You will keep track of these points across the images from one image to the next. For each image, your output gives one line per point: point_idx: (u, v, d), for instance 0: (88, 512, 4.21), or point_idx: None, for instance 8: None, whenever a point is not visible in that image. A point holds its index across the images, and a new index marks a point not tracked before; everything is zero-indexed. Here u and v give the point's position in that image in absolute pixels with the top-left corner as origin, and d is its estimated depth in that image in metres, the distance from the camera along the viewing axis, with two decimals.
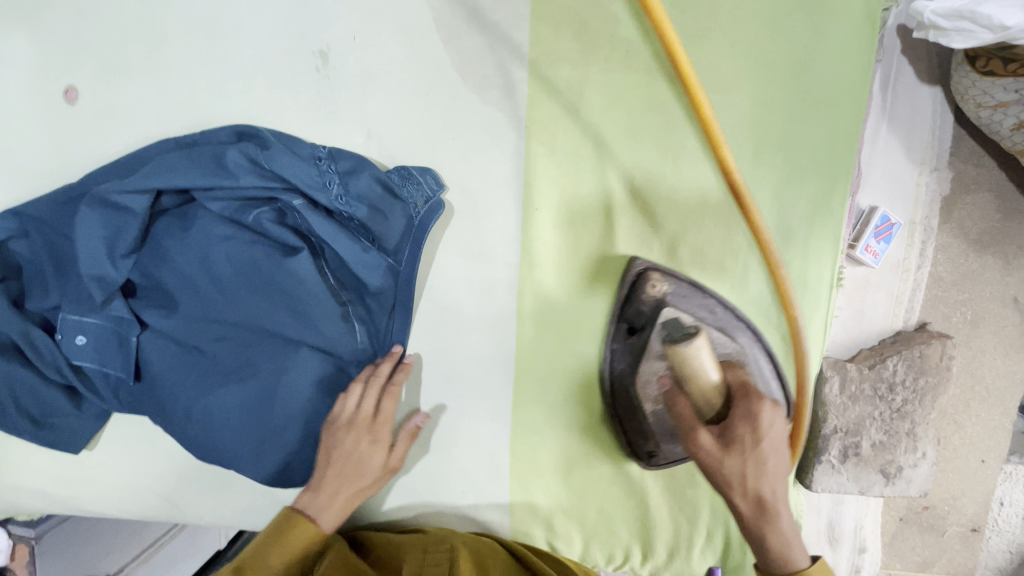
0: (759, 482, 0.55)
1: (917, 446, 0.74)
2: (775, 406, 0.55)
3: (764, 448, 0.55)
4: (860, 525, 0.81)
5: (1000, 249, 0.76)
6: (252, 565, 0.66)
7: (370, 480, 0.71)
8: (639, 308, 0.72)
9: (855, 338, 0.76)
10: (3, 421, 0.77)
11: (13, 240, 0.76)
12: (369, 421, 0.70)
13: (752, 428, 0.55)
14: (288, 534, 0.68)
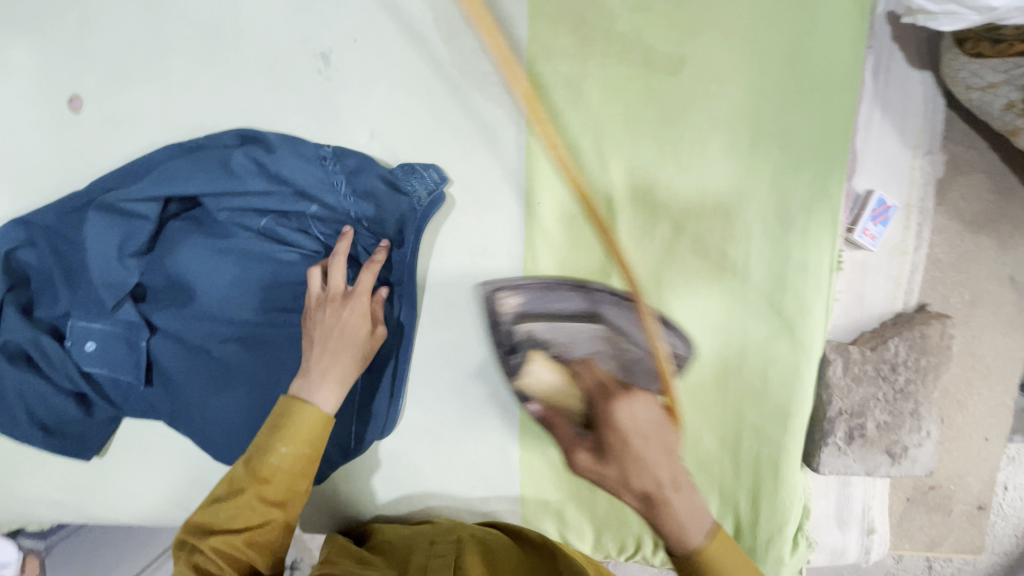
0: (647, 476, 0.58)
1: (921, 425, 0.75)
2: (626, 396, 0.63)
3: (632, 441, 0.60)
4: (867, 506, 0.81)
5: (994, 229, 0.77)
6: (261, 457, 0.63)
7: (358, 351, 0.68)
8: (501, 326, 0.75)
9: (857, 322, 0.78)
10: (12, 430, 0.77)
11: (20, 248, 0.77)
12: (344, 294, 0.69)
13: (616, 431, 0.61)
14: (291, 421, 0.64)
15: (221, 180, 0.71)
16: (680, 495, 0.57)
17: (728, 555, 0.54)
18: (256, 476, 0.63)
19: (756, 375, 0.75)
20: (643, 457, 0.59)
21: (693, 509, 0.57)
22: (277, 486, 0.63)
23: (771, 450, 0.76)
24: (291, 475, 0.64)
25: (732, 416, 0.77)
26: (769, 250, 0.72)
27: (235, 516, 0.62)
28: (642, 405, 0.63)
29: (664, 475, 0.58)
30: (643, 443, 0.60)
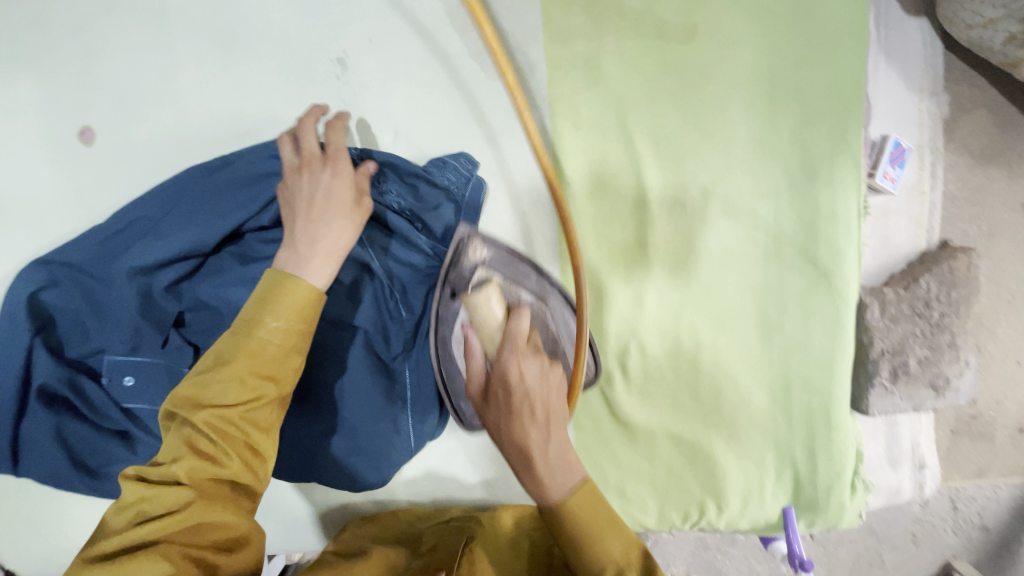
0: (518, 436, 0.57)
1: (959, 355, 0.78)
2: (529, 355, 0.59)
3: (516, 397, 0.58)
4: (916, 442, 0.83)
5: (1000, 160, 0.81)
6: (248, 329, 0.55)
7: (348, 221, 0.64)
8: (457, 272, 0.72)
9: (886, 264, 0.80)
10: (59, 475, 0.76)
11: (43, 290, 0.74)
12: (316, 157, 0.67)
13: (504, 383, 0.58)
14: (280, 295, 0.56)
15: (260, 196, 0.72)
16: (539, 460, 0.57)
17: (592, 508, 0.56)
18: (244, 351, 0.54)
19: (798, 326, 0.77)
20: (519, 410, 0.57)
21: (553, 474, 0.57)
22: (272, 360, 0.55)
23: (821, 398, 0.78)
24: (284, 351, 0.56)
25: (779, 369, 0.78)
26: (800, 201, 0.74)
27: (225, 389, 0.53)
28: (532, 370, 0.59)
29: (533, 430, 0.57)
30: (530, 400, 0.58)
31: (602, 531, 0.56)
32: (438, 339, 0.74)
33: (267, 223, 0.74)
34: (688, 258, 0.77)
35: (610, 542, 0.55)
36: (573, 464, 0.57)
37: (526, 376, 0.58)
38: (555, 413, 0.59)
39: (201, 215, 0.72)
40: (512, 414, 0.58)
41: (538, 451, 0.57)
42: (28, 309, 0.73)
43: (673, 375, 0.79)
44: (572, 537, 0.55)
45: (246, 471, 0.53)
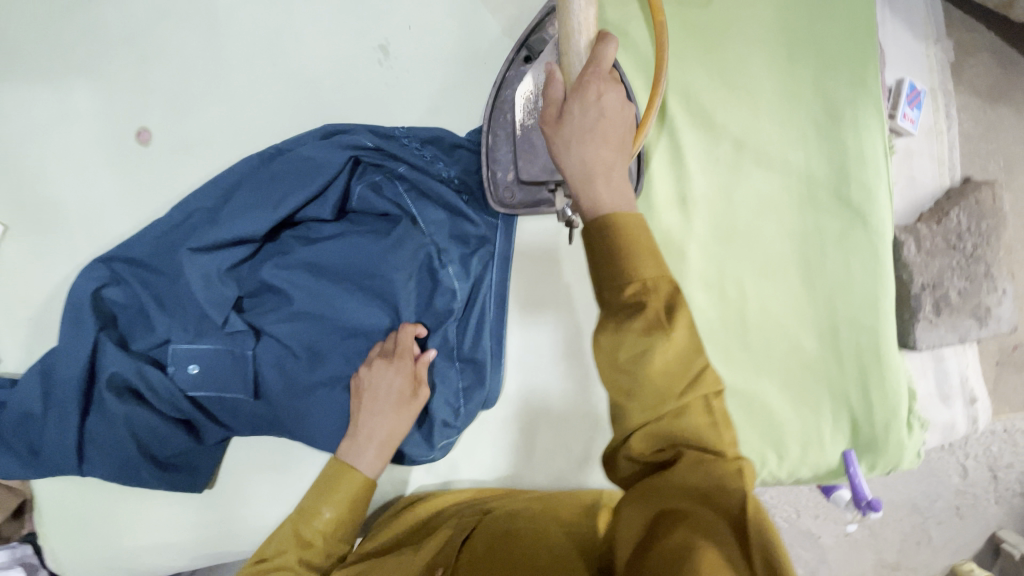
0: (581, 146, 0.53)
1: (996, 284, 0.81)
2: (612, 87, 0.55)
3: (591, 117, 0.54)
4: (964, 376, 0.84)
5: (999, 101, 0.87)
6: (306, 519, 0.68)
7: (404, 416, 0.73)
8: (540, 36, 0.74)
9: (915, 203, 0.83)
10: (127, 469, 0.76)
11: (106, 287, 0.76)
12: (391, 349, 0.74)
13: (582, 98, 0.54)
14: (337, 483, 0.70)
15: (315, 178, 0.73)
16: (599, 174, 0.52)
17: (641, 233, 0.49)
18: (300, 538, 0.67)
19: (840, 268, 0.79)
20: (590, 131, 0.53)
21: (611, 190, 0.52)
22: (320, 549, 0.67)
23: (869, 336, 0.79)
24: (331, 538, 0.69)
25: (825, 311, 0.80)
26: (828, 144, 0.79)
27: (279, 573, 0.64)
28: (611, 101, 0.55)
29: (601, 148, 0.53)
30: (603, 121, 0.54)
31: (642, 253, 0.48)
32: (498, 101, 0.75)
33: (324, 206, 0.75)
34: (725, 209, 0.80)
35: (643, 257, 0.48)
36: (628, 194, 0.52)
37: (605, 98, 0.54)
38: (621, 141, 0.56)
39: (261, 197, 0.73)
40: (583, 134, 0.53)
41: (602, 167, 0.53)
42: (94, 306, 0.75)
43: (721, 325, 0.81)
44: (610, 246, 0.49)
45: None
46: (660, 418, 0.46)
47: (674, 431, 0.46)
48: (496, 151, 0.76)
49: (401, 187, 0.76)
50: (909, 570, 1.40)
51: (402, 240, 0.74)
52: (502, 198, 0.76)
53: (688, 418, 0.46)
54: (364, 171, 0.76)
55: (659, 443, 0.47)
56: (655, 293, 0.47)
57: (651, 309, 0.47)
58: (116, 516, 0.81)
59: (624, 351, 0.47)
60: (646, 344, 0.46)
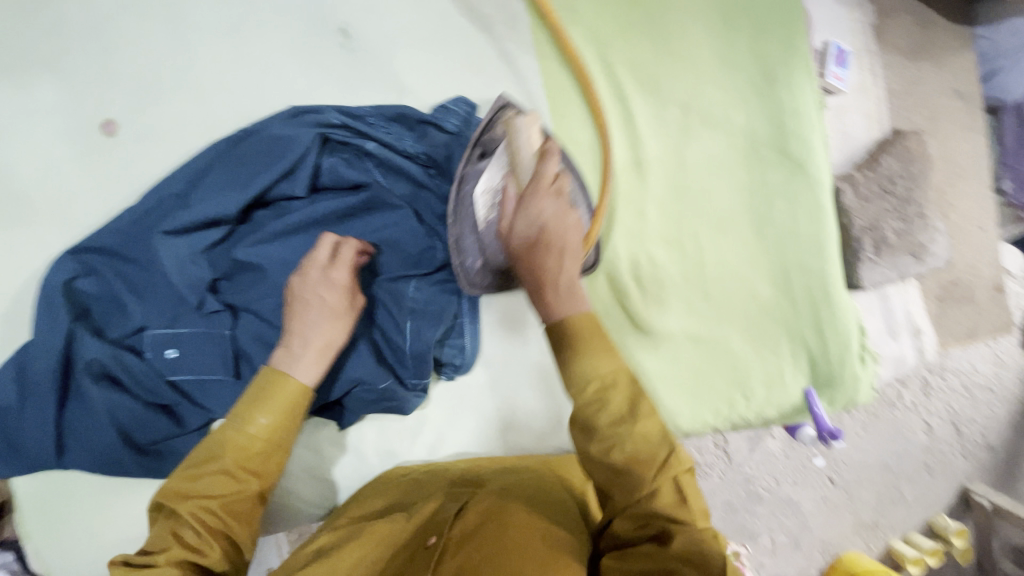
0: (532, 259, 0.61)
1: (929, 223, 0.88)
2: (550, 201, 0.64)
3: (536, 237, 0.62)
4: (909, 312, 0.91)
5: (918, 61, 0.95)
6: (238, 426, 0.59)
7: (341, 324, 0.69)
8: (491, 135, 0.76)
9: (850, 155, 0.90)
10: (109, 456, 0.76)
11: (78, 278, 0.77)
12: (329, 256, 0.70)
13: (526, 217, 0.63)
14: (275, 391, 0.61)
15: (284, 156, 0.75)
16: (551, 281, 0.59)
17: (594, 332, 0.55)
18: (232, 447, 0.58)
19: (788, 217, 0.85)
20: (536, 241, 0.62)
21: (563, 296, 0.58)
22: (257, 458, 0.59)
23: (818, 278, 0.85)
24: (271, 446, 0.60)
25: (777, 257, 0.86)
26: (767, 102, 0.85)
27: (214, 481, 0.57)
28: (552, 214, 0.63)
29: (547, 259, 0.61)
30: (547, 234, 0.62)
31: (596, 348, 0.54)
32: (460, 196, 0.76)
33: (293, 184, 0.77)
34: (679, 170, 0.85)
35: (598, 352, 0.53)
36: (581, 297, 0.58)
37: (544, 210, 0.63)
38: (568, 247, 0.62)
39: (231, 178, 0.75)
40: (535, 247, 0.62)
41: (554, 276, 0.60)
42: (65, 296, 0.75)
43: (683, 279, 0.86)
44: (567, 342, 0.55)
45: (245, 539, 0.58)
46: (637, 501, 0.50)
47: (650, 514, 0.50)
48: (463, 241, 0.76)
49: (369, 163, 0.79)
50: (888, 528, 1.46)
51: (376, 214, 0.79)
52: (476, 284, 0.79)
53: (661, 503, 0.50)
54: (335, 149, 0.79)
55: (640, 523, 0.50)
56: (614, 387, 0.52)
57: (614, 406, 0.52)
58: (98, 512, 0.81)
59: (597, 442, 0.51)
60: (616, 435, 0.51)
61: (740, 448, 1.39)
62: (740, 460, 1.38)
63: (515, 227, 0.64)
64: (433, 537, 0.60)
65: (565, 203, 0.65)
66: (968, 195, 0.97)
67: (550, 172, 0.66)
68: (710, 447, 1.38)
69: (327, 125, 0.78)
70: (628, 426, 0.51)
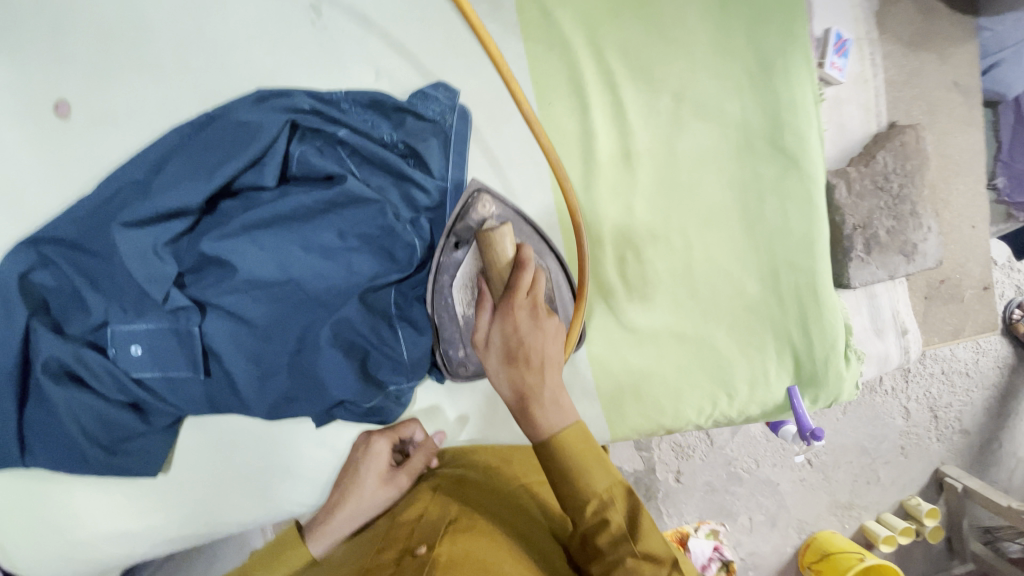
0: (513, 378, 0.63)
1: (922, 222, 0.86)
2: (525, 317, 0.65)
3: (515, 351, 0.63)
4: (896, 311, 0.90)
5: (918, 50, 0.92)
6: None
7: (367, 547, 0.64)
8: (465, 225, 0.76)
9: (845, 149, 0.87)
10: (73, 454, 0.74)
11: (35, 270, 0.73)
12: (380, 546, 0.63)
13: (505, 334, 0.64)
14: (273, 566, 0.59)
15: (252, 144, 0.72)
16: (535, 400, 0.61)
17: (580, 441, 0.58)
18: None
19: (779, 214, 0.83)
20: (516, 355, 0.63)
21: (546, 411, 0.60)
22: None
23: (807, 277, 0.83)
24: None
25: (766, 256, 0.84)
26: (762, 93, 0.81)
27: None
28: (528, 328, 0.64)
29: (527, 375, 0.62)
30: (525, 349, 0.63)
31: (592, 468, 0.57)
32: (437, 287, 0.77)
33: (263, 173, 0.74)
34: (669, 162, 0.82)
35: (596, 478, 0.57)
36: (564, 408, 0.61)
37: (520, 325, 0.64)
38: (548, 360, 0.63)
39: (195, 167, 0.72)
40: (513, 361, 0.63)
41: (537, 393, 0.61)
42: (22, 290, 0.72)
43: (669, 276, 0.84)
44: (561, 469, 0.58)
45: None
46: None
47: None
48: (445, 334, 0.80)
49: (344, 152, 0.77)
50: (862, 508, 1.49)
51: (350, 207, 0.75)
52: (462, 370, 0.83)
53: None
54: (308, 138, 0.77)
55: None
56: (612, 508, 0.56)
57: (614, 523, 0.55)
58: (65, 509, 0.79)
59: (597, 563, 0.56)
60: (616, 556, 0.54)
61: (721, 432, 1.40)
62: (722, 443, 1.40)
63: (494, 343, 0.65)
64: (421, 548, 0.58)
65: (542, 313, 0.66)
66: (961, 190, 0.95)
67: (525, 284, 0.67)
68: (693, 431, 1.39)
69: (298, 112, 0.75)
70: (631, 547, 0.54)
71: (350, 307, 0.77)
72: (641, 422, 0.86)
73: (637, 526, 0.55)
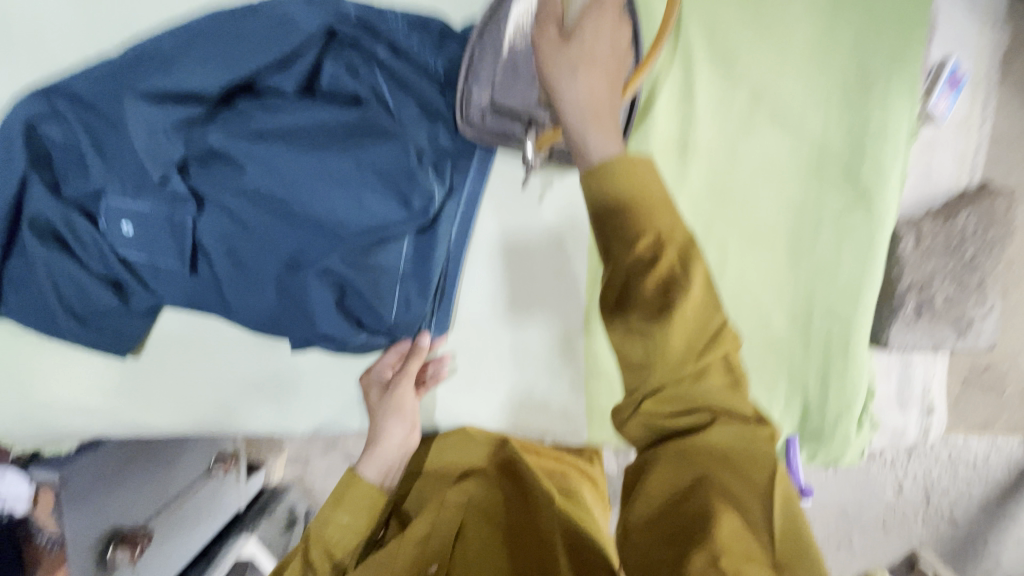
0: (585, 75, 0.52)
1: (986, 298, 0.76)
2: (618, 27, 0.53)
3: (593, 50, 0.52)
4: (927, 386, 0.81)
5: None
6: (323, 526, 0.74)
7: (399, 434, 0.80)
8: None
9: (924, 198, 0.78)
10: (44, 316, 0.71)
11: (42, 121, 0.69)
12: (406, 441, 0.81)
13: (591, 28, 0.53)
14: (346, 493, 0.75)
15: (285, 41, 0.68)
16: (597, 108, 0.52)
17: (651, 177, 0.50)
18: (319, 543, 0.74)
19: (830, 251, 0.75)
20: (592, 57, 0.52)
21: (608, 130, 0.52)
22: (337, 543, 0.74)
23: (842, 327, 0.76)
24: (342, 544, 0.74)
25: (804, 292, 0.76)
26: (848, 112, 0.72)
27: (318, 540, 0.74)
28: (616, 36, 0.53)
29: (600, 84, 0.52)
30: (606, 52, 0.53)
31: (655, 206, 0.50)
32: (492, 14, 0.68)
33: (287, 76, 0.70)
34: (726, 167, 0.74)
35: (660, 214, 0.50)
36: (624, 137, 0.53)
37: (611, 32, 0.53)
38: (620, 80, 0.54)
39: (221, 53, 0.67)
40: (589, 59, 0.52)
41: (604, 107, 0.52)
42: (26, 137, 0.68)
43: None
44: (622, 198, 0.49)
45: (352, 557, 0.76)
46: (681, 380, 0.50)
47: (694, 397, 0.50)
48: (478, 65, 0.70)
49: (381, 71, 0.72)
50: None
51: (374, 134, 0.71)
52: (473, 128, 0.72)
53: (707, 382, 0.50)
54: (346, 48, 0.72)
55: (677, 411, 0.51)
56: (669, 244, 0.49)
57: (665, 262, 0.49)
58: (26, 369, 0.78)
59: (637, 316, 0.50)
60: (666, 300, 0.49)
61: None
62: None
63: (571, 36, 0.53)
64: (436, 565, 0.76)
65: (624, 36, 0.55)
66: None
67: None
68: None
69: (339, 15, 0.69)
70: (681, 286, 0.49)
71: (351, 238, 0.73)
72: None
73: (688, 266, 0.50)
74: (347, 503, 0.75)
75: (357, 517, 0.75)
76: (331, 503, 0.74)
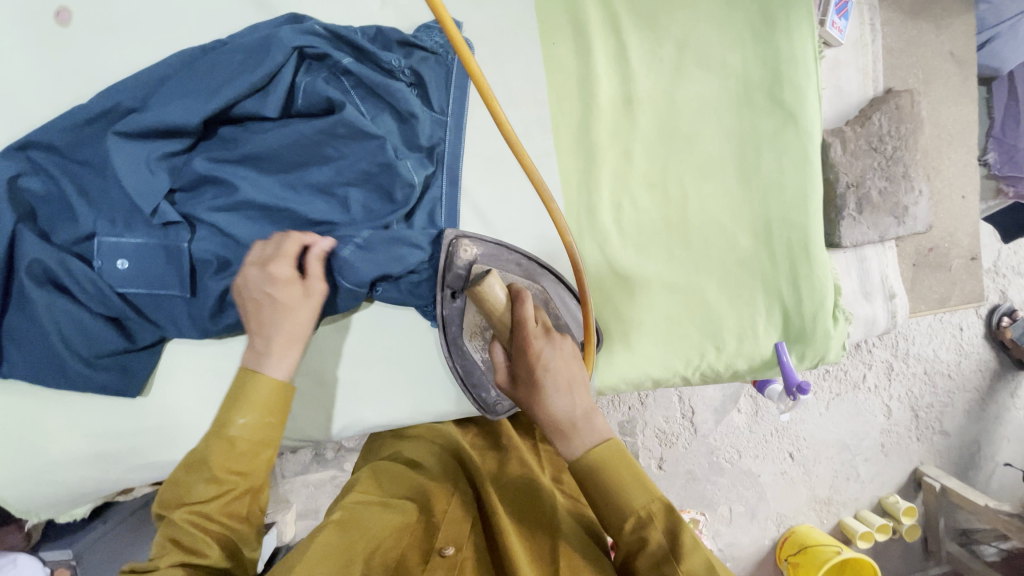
0: (542, 406, 0.66)
1: (913, 185, 0.87)
2: (539, 348, 0.66)
3: (537, 377, 0.66)
4: (885, 275, 0.90)
5: (915, 21, 0.96)
6: (219, 429, 0.62)
7: (303, 314, 0.70)
8: (454, 273, 0.76)
9: (843, 111, 0.89)
10: (50, 363, 0.72)
11: (23, 176, 0.71)
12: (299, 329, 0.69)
13: (525, 367, 0.66)
14: (250, 392, 0.64)
15: (256, 67, 0.71)
16: (571, 423, 0.65)
17: (623, 469, 0.62)
18: (218, 452, 0.61)
19: (775, 170, 0.83)
20: (546, 387, 0.65)
21: (581, 433, 0.65)
22: (241, 456, 0.62)
23: (800, 233, 0.84)
24: (253, 445, 0.63)
25: (760, 210, 0.84)
26: (764, 46, 0.82)
27: (202, 486, 0.60)
28: (547, 353, 0.67)
29: (559, 402, 0.65)
30: (547, 375, 0.66)
31: (627, 489, 0.61)
32: (450, 341, 0.80)
33: (264, 101, 0.73)
34: (670, 112, 0.83)
35: (633, 495, 0.61)
36: (598, 425, 0.65)
37: (541, 358, 0.66)
38: (575, 380, 0.67)
39: (196, 86, 0.71)
40: (535, 390, 0.66)
41: (576, 413, 0.65)
42: (9, 193, 0.70)
43: (664, 227, 0.84)
44: (596, 471, 0.62)
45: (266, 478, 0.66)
46: None
47: None
48: (473, 378, 0.82)
49: (350, 80, 0.76)
50: (841, 504, 1.49)
51: (350, 136, 0.74)
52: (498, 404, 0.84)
53: None
54: (314, 66, 0.76)
55: None
56: (652, 527, 0.59)
57: (653, 540, 0.59)
58: (35, 429, 0.77)
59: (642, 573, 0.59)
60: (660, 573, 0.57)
61: (705, 420, 1.41)
62: (705, 431, 1.41)
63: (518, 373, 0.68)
64: (449, 547, 0.68)
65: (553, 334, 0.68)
66: (952, 159, 0.98)
67: (530, 315, 0.67)
68: (677, 417, 1.40)
69: (304, 35, 0.73)
70: (673, 566, 0.57)
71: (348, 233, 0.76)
72: (629, 383, 0.86)
73: (677, 541, 0.59)
74: (249, 404, 0.63)
75: (268, 419, 0.64)
76: (229, 406, 0.63)
